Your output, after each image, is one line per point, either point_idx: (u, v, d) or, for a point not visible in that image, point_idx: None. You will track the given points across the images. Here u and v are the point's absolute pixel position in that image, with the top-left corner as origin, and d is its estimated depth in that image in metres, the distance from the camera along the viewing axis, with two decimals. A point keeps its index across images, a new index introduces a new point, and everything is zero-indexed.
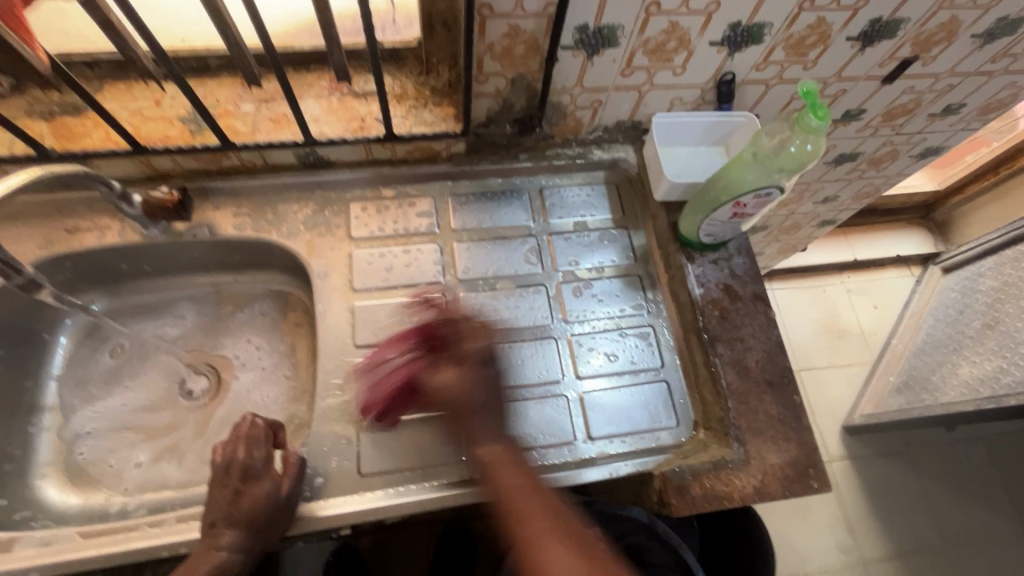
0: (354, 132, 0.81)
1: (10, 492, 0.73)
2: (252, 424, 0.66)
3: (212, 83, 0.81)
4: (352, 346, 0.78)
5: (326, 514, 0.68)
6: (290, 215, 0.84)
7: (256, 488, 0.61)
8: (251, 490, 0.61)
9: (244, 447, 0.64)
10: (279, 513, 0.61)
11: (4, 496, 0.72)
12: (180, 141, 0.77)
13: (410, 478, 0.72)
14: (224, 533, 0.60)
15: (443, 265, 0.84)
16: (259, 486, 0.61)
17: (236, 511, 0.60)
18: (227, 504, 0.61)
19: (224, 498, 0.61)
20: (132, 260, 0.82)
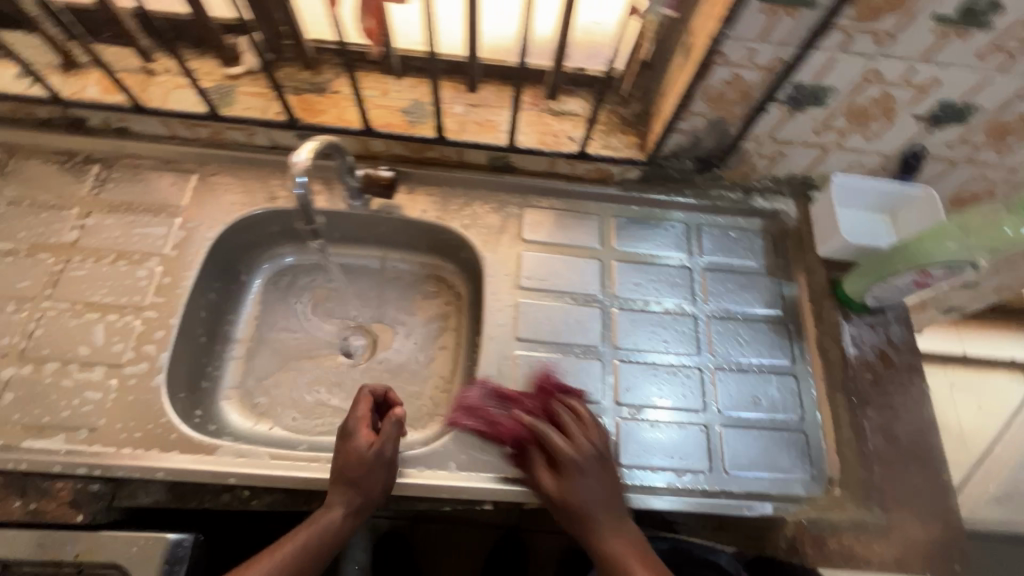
0: (548, 145, 0.89)
1: (204, 405, 0.83)
2: (584, 414, 0.75)
3: (432, 83, 0.90)
4: (513, 338, 0.84)
5: (445, 475, 0.73)
6: (470, 209, 0.91)
7: (545, 459, 0.71)
8: (347, 445, 0.69)
9: (350, 413, 0.73)
10: (375, 466, 0.69)
11: (199, 407, 0.82)
12: (400, 128, 0.87)
13: None
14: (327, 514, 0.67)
15: (602, 280, 0.89)
16: (353, 442, 0.69)
17: (337, 464, 0.69)
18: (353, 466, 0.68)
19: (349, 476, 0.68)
20: (328, 226, 0.93)
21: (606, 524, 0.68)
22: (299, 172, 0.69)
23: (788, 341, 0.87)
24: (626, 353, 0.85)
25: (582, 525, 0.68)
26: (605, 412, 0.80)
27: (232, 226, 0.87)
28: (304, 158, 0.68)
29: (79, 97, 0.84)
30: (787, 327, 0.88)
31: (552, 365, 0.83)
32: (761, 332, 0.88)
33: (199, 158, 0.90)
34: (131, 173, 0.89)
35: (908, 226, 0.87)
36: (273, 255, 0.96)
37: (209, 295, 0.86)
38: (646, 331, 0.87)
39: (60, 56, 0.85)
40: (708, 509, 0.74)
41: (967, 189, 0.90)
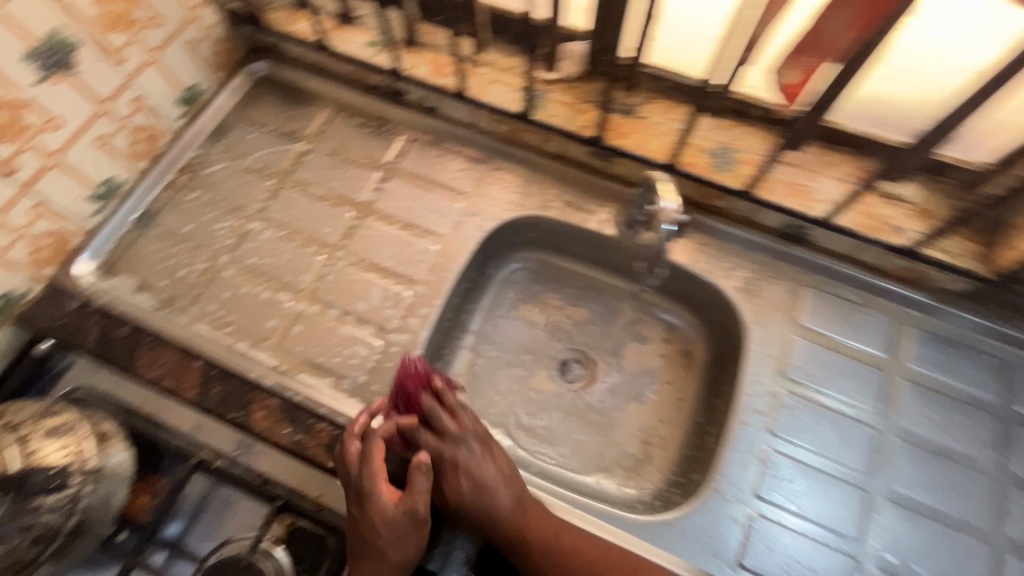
0: (869, 231, 0.77)
1: None
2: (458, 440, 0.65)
3: (744, 130, 0.82)
4: (765, 430, 0.74)
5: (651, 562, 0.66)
6: (745, 271, 0.83)
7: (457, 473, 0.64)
8: (374, 513, 0.58)
9: (355, 462, 0.61)
10: (413, 533, 0.59)
11: None
12: (701, 171, 0.81)
13: None
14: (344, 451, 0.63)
15: (883, 398, 0.76)
16: (382, 509, 0.58)
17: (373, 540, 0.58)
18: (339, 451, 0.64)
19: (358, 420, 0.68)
20: (584, 246, 0.91)
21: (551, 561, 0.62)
22: (670, 221, 0.72)
23: None
24: (898, 494, 0.71)
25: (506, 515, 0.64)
26: (864, 556, 0.68)
27: (503, 225, 0.89)
28: (670, 204, 0.72)
29: (411, 74, 0.91)
30: None
31: (807, 476, 0.72)
32: None
33: (489, 151, 0.92)
34: (427, 149, 0.94)
35: None
36: (521, 257, 0.96)
37: (464, 284, 0.89)
38: (927, 476, 0.72)
39: (405, 34, 0.92)
40: None
41: None
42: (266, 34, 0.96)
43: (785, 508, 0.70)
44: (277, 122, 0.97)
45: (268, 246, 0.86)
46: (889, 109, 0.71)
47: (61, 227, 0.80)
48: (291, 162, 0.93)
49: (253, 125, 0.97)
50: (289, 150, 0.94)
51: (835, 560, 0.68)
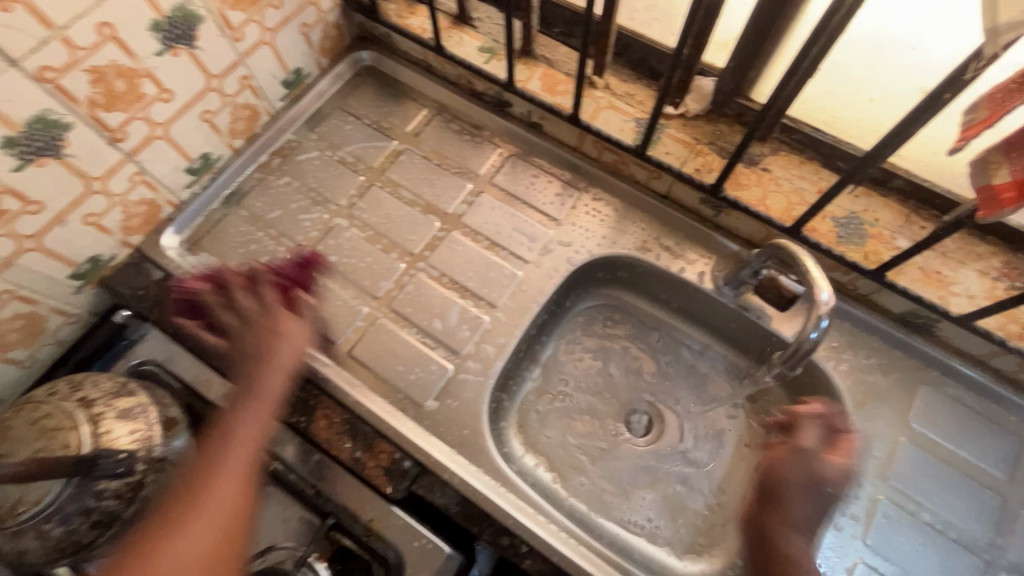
0: (1012, 338, 0.69)
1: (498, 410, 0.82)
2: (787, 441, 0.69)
3: (879, 200, 0.75)
4: (857, 539, 0.67)
5: None
6: (855, 355, 0.76)
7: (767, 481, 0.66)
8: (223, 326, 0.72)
9: (214, 290, 0.75)
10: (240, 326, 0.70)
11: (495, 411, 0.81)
12: (825, 240, 0.74)
13: None
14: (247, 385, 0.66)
15: (998, 527, 0.68)
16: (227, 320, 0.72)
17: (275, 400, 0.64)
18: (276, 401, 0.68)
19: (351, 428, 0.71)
20: (675, 295, 0.85)
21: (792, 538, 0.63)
22: (822, 317, 0.61)
23: None
24: None
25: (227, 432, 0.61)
26: None
27: (594, 261, 0.84)
28: (829, 296, 0.61)
29: (522, 87, 0.86)
30: None
31: None
32: None
33: (589, 179, 0.87)
34: (524, 167, 0.89)
35: None
36: (602, 293, 0.90)
37: (543, 315, 0.84)
38: None
39: (522, 44, 0.88)
40: None
41: None
42: (377, 24, 0.93)
43: None
44: (374, 116, 0.95)
45: (351, 245, 0.84)
46: None
47: (155, 195, 0.80)
48: (385, 161, 0.91)
49: (351, 116, 0.95)
50: (384, 148, 0.92)
51: None
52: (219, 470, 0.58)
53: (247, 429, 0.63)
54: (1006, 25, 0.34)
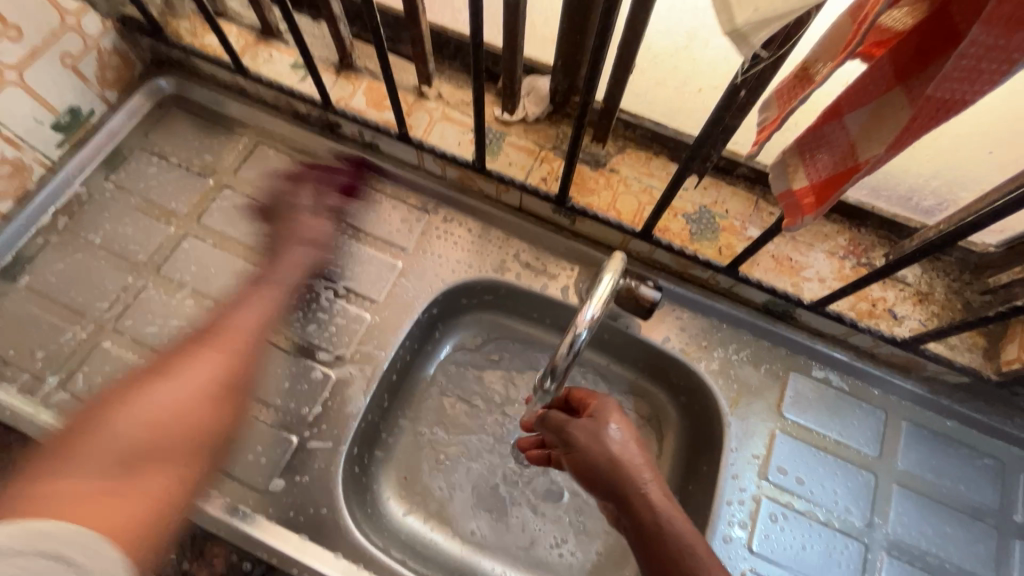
0: (861, 316, 0.69)
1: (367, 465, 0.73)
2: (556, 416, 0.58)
3: (728, 190, 0.73)
4: (745, 547, 0.65)
5: None
6: (726, 353, 0.73)
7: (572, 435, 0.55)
8: None
9: None
10: None
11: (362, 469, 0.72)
12: (678, 239, 0.70)
13: None
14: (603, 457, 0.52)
15: (874, 504, 0.68)
16: None
17: None
18: (610, 479, 0.51)
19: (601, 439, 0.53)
20: (545, 312, 0.79)
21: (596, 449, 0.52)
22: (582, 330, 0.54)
23: None
24: None
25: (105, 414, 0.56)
26: None
27: (450, 290, 0.76)
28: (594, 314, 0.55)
29: (345, 106, 0.77)
30: None
31: None
32: None
33: (437, 199, 0.79)
34: (365, 193, 0.79)
35: None
36: (469, 319, 0.83)
37: (405, 357, 0.76)
38: None
39: (338, 56, 0.78)
40: None
41: None
42: (170, 46, 0.80)
43: None
44: (184, 152, 0.81)
45: (168, 311, 0.72)
46: (886, 180, 0.65)
47: None
48: (201, 203, 0.78)
49: (154, 156, 0.81)
50: (198, 190, 0.79)
51: None
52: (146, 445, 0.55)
53: (171, 484, 0.55)
54: (746, 26, 0.31)
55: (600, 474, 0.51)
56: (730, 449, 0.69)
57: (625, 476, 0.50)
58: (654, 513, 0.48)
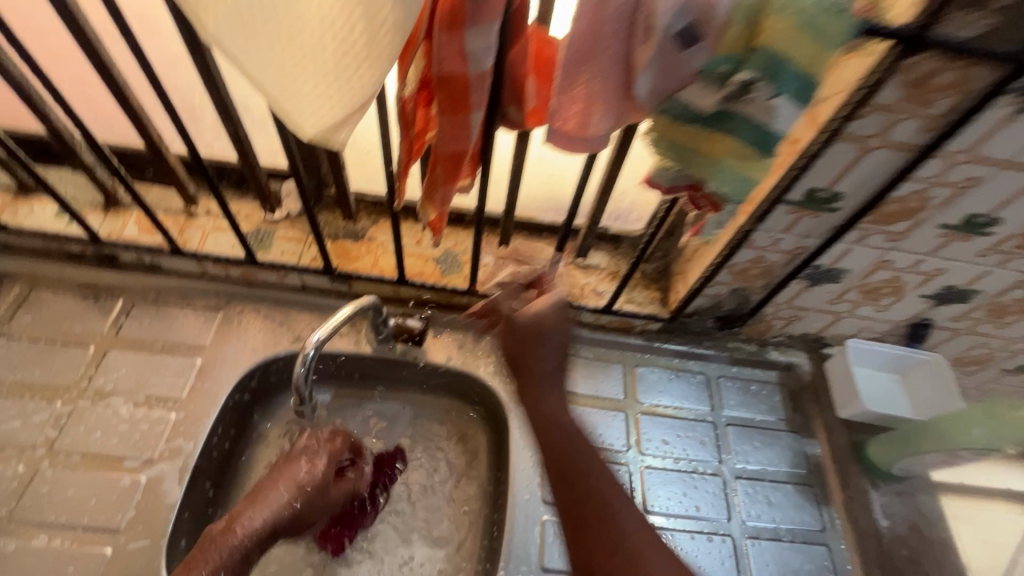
0: (575, 299, 0.92)
1: None
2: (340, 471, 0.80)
3: (462, 233, 0.94)
4: (540, 500, 0.81)
5: None
6: (496, 356, 0.92)
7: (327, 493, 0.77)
8: None
9: None
10: None
11: None
12: (432, 278, 0.90)
13: None
14: (606, 482, 0.61)
15: (626, 434, 0.89)
16: None
17: None
18: (594, 487, 0.60)
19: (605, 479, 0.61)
20: (350, 367, 0.92)
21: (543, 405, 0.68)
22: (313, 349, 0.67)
23: (816, 505, 0.86)
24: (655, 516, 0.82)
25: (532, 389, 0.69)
26: None
27: (253, 368, 0.84)
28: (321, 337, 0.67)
29: (118, 238, 0.86)
30: (814, 491, 0.87)
31: None
32: (788, 494, 0.87)
33: (225, 296, 0.89)
34: (154, 308, 0.87)
35: (919, 392, 0.90)
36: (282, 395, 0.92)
37: (223, 445, 0.83)
38: (671, 489, 0.85)
39: (103, 197, 0.87)
40: None
41: (970, 352, 0.95)
42: None
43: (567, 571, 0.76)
44: None
45: None
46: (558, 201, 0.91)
47: None
48: None
49: None
50: None
51: None
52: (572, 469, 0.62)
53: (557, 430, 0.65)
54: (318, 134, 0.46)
55: (594, 495, 0.60)
56: (514, 427, 0.86)
57: (614, 510, 0.59)
58: (614, 545, 0.57)
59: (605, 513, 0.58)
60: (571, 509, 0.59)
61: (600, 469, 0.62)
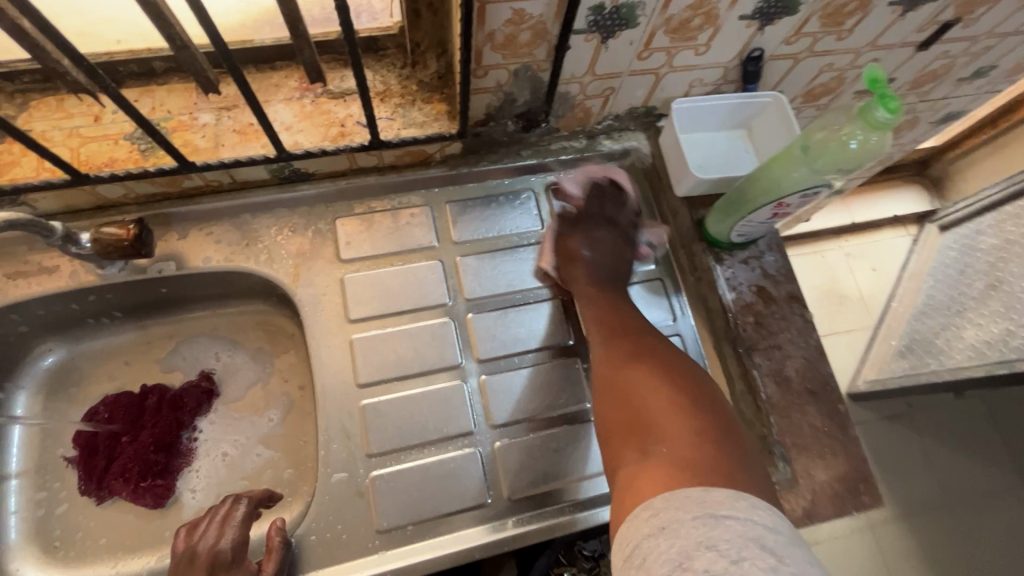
0: (335, 140, 0.70)
1: None
2: (232, 505, 0.62)
3: (161, 91, 0.69)
4: (354, 385, 0.70)
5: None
6: (267, 239, 0.73)
7: None
8: None
9: None
10: None
11: None
12: (129, 164, 0.66)
13: (417, 531, 0.65)
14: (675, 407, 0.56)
15: (448, 286, 0.75)
16: None
17: None
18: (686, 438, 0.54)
19: (659, 376, 0.58)
20: (95, 305, 0.73)
21: (597, 337, 0.67)
22: None
23: (665, 295, 0.78)
24: (492, 364, 0.73)
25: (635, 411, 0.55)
26: (482, 441, 0.69)
27: None
28: None
29: None
30: (663, 281, 0.79)
31: (419, 403, 0.70)
32: (637, 294, 0.78)
33: None
34: None
35: (762, 141, 0.78)
36: (34, 355, 0.74)
37: None
38: (509, 330, 0.74)
39: None
40: (588, 523, 0.67)
41: (817, 81, 0.81)
42: None
43: (401, 449, 0.68)
44: None
45: None
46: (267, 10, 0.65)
47: None
48: None
49: None
50: None
51: (464, 462, 0.68)
52: (660, 418, 0.53)
53: (682, 417, 0.53)
54: None
55: (620, 413, 0.57)
56: (309, 316, 0.72)
57: (660, 430, 0.52)
58: (673, 392, 0.56)
59: (649, 436, 0.52)
60: (622, 405, 0.57)
61: (640, 341, 0.64)
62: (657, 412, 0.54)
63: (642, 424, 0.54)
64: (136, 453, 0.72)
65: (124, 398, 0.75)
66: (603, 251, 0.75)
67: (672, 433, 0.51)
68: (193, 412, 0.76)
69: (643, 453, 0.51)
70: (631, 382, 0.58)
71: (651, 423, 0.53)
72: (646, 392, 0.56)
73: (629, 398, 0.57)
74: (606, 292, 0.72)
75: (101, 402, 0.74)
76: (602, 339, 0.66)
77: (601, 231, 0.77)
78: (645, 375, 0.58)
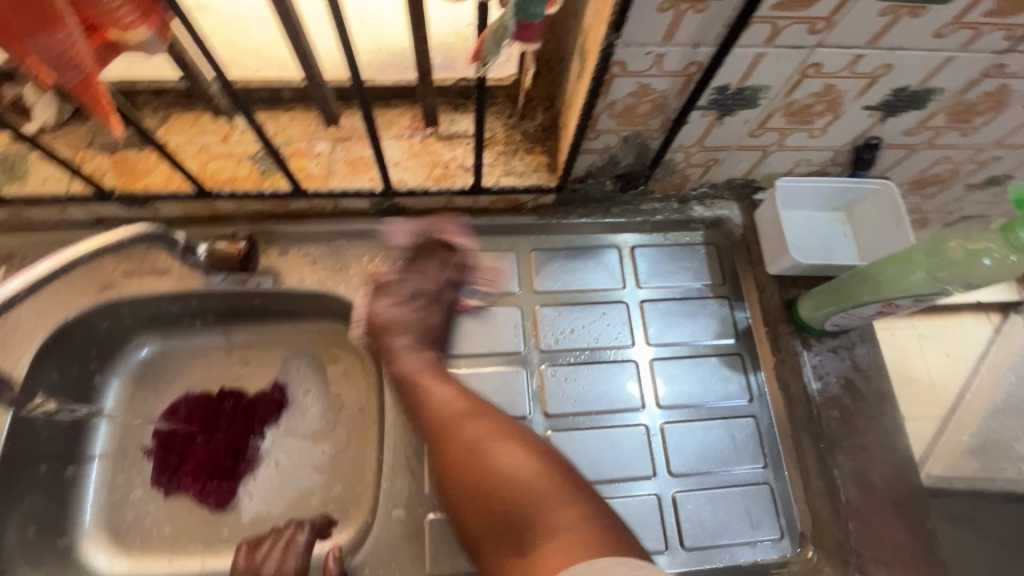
0: (437, 181, 0.72)
1: (68, 528, 0.71)
2: (294, 531, 0.64)
3: (284, 117, 0.73)
4: None
5: None
6: (358, 265, 0.76)
7: None
8: None
9: None
10: None
11: (60, 535, 0.70)
12: (248, 183, 0.70)
13: None
14: (504, 497, 0.57)
15: (524, 334, 0.75)
16: None
17: None
18: (508, 507, 0.56)
19: (519, 471, 0.58)
20: (191, 307, 0.77)
21: (429, 379, 0.67)
22: None
23: (743, 373, 0.75)
24: (559, 420, 0.72)
25: (508, 512, 0.56)
26: None
27: (48, 342, 0.69)
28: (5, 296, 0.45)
29: None
30: (741, 357, 0.76)
31: None
32: (712, 367, 0.76)
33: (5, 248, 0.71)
34: None
35: (864, 228, 0.76)
36: (131, 346, 0.79)
37: (61, 421, 0.72)
38: (580, 387, 0.74)
39: None
40: None
41: (930, 171, 0.78)
42: None
43: None
44: None
45: None
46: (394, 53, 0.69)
47: None
48: None
49: None
50: None
51: None
52: (527, 527, 0.55)
53: (527, 478, 0.57)
54: None
55: (442, 417, 0.63)
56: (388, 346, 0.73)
57: (540, 526, 0.54)
58: (522, 470, 0.58)
59: (530, 530, 0.55)
60: (472, 500, 0.59)
61: (474, 422, 0.63)
62: (532, 537, 0.54)
63: (516, 523, 0.55)
64: (208, 455, 0.75)
65: (204, 398, 0.79)
66: (401, 322, 0.71)
67: (544, 502, 0.56)
68: (263, 422, 0.78)
69: (527, 560, 0.53)
70: (484, 455, 0.60)
71: (522, 511, 0.56)
72: (491, 449, 0.60)
73: (505, 515, 0.56)
74: (425, 303, 0.72)
75: (183, 398, 0.78)
76: (456, 494, 0.60)
77: (416, 302, 0.72)
78: (501, 450, 0.60)
